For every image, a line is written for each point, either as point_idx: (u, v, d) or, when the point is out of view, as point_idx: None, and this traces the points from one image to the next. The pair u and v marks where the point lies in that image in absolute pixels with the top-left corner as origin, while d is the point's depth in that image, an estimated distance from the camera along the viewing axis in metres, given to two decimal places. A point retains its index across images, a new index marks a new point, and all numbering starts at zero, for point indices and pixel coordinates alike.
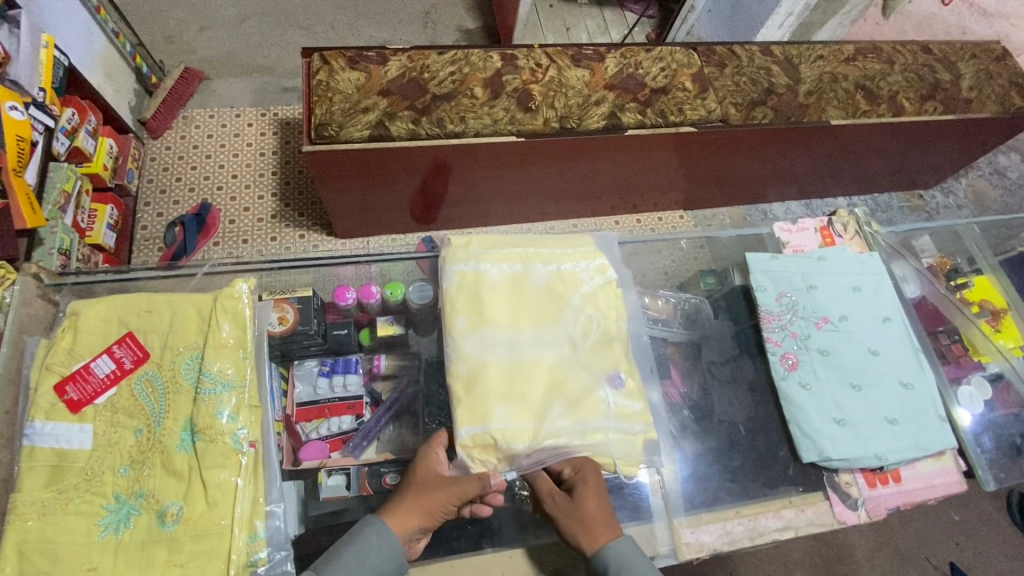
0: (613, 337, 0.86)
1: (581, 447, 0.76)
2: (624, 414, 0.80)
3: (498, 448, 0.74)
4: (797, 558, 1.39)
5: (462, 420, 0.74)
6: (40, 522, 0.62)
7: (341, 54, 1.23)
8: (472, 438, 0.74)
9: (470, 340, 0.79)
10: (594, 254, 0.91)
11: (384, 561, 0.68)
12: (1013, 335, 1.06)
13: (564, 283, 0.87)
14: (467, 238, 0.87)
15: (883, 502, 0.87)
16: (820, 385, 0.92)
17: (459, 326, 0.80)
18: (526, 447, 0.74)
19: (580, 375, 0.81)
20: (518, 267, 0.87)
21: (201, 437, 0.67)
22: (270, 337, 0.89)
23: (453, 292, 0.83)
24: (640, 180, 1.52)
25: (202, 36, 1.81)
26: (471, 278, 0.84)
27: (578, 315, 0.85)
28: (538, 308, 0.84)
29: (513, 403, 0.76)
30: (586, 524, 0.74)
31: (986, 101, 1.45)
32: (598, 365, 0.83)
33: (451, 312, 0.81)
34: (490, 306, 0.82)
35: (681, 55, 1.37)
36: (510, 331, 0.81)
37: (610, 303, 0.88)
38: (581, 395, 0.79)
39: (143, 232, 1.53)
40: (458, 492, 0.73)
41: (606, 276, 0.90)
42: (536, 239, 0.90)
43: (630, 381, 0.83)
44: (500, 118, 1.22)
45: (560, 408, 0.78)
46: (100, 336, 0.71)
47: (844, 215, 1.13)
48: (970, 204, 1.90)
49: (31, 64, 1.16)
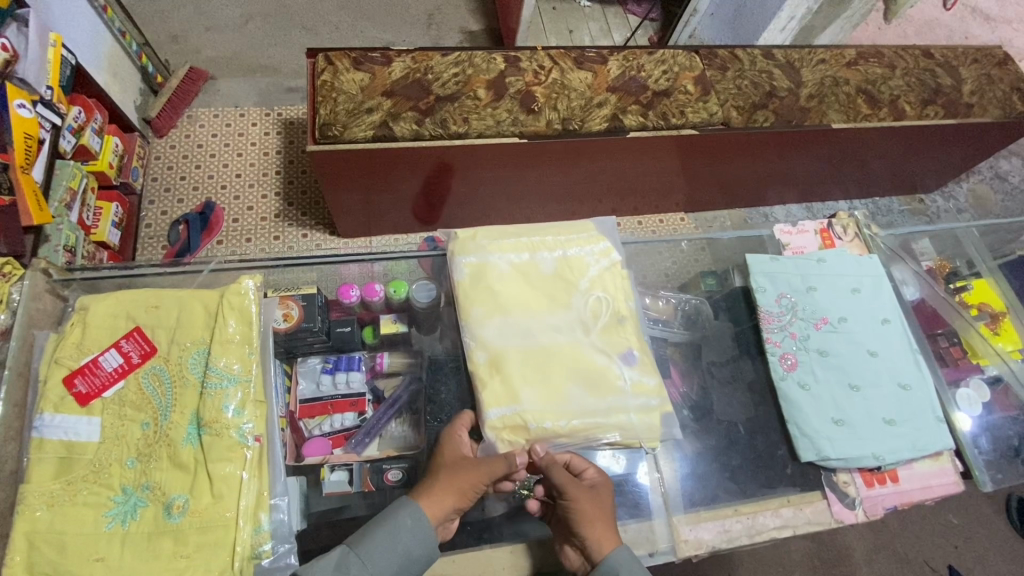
0: (623, 317, 0.87)
1: (608, 422, 0.78)
2: (641, 389, 0.81)
3: (528, 429, 0.76)
4: (797, 559, 1.39)
5: (489, 405, 0.77)
6: (49, 513, 0.62)
7: (346, 55, 1.24)
8: (502, 419, 0.76)
9: (489, 329, 0.81)
10: (597, 238, 0.92)
11: (417, 545, 0.68)
12: (1010, 338, 1.07)
13: (570, 268, 0.89)
14: (472, 231, 0.89)
15: (880, 501, 0.88)
16: (820, 385, 0.93)
17: (476, 316, 0.82)
18: (555, 425, 0.76)
19: (595, 355, 0.82)
20: (525, 255, 0.88)
21: (208, 431, 0.68)
22: (275, 334, 0.91)
23: (464, 284, 0.84)
24: (643, 182, 1.53)
25: (207, 36, 1.83)
26: (481, 269, 0.85)
27: (587, 298, 0.86)
28: (549, 294, 0.85)
29: (536, 385, 0.78)
30: (603, 516, 0.73)
31: (987, 106, 1.45)
32: (611, 344, 0.84)
33: (466, 302, 0.83)
34: (504, 295, 0.84)
35: (683, 58, 1.38)
36: (525, 318, 0.83)
37: (616, 285, 0.89)
38: (599, 373, 0.81)
39: (149, 229, 1.54)
40: (486, 471, 0.72)
41: (610, 259, 0.90)
42: (539, 227, 0.91)
43: (643, 357, 0.84)
44: (503, 119, 1.23)
45: (581, 388, 0.79)
46: (108, 331, 0.72)
47: (844, 218, 1.13)
48: (971, 209, 1.90)
49: (39, 63, 1.17)
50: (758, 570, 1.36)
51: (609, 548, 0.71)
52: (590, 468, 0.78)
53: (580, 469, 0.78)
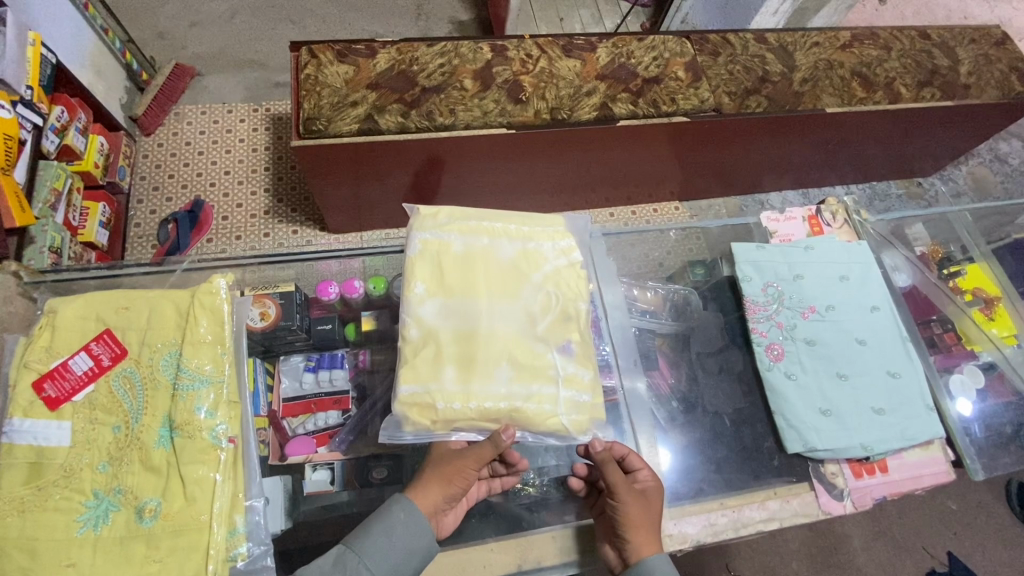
0: (571, 314, 0.83)
1: (528, 411, 0.74)
2: (572, 382, 0.78)
3: (436, 410, 0.72)
4: (794, 548, 1.38)
5: (404, 379, 0.74)
6: (19, 519, 0.62)
7: (329, 47, 1.22)
8: (412, 396, 0.73)
9: (428, 307, 0.78)
10: (561, 235, 0.88)
11: (411, 537, 0.68)
12: (1005, 323, 1.05)
13: (528, 260, 0.85)
14: (435, 209, 0.86)
15: (869, 491, 0.86)
16: (806, 375, 0.92)
17: (416, 293, 0.78)
18: (464, 408, 0.73)
19: (533, 344, 0.79)
20: (483, 241, 0.84)
21: (180, 433, 0.67)
22: (251, 332, 0.90)
23: (415, 259, 0.81)
24: (635, 171, 1.50)
25: (193, 32, 1.80)
26: (434, 248, 0.82)
27: (538, 291, 0.83)
28: (498, 280, 0.82)
29: (458, 365, 0.75)
30: (647, 524, 0.73)
31: (985, 86, 1.42)
32: (552, 336, 0.80)
33: (410, 277, 0.80)
34: (450, 276, 0.80)
35: (674, 44, 1.35)
36: (465, 301, 0.79)
37: (571, 283, 0.85)
38: (529, 360, 0.77)
39: (138, 228, 1.52)
40: (474, 457, 0.72)
41: (571, 257, 0.87)
42: (507, 215, 0.88)
43: (581, 349, 0.81)
44: (490, 110, 1.21)
45: (507, 371, 0.76)
46: (78, 333, 0.71)
47: (833, 204, 1.12)
48: (970, 192, 1.88)
49: (18, 62, 1.15)
50: (754, 559, 1.36)
51: (647, 554, 0.71)
52: (644, 470, 0.78)
53: (634, 467, 0.78)
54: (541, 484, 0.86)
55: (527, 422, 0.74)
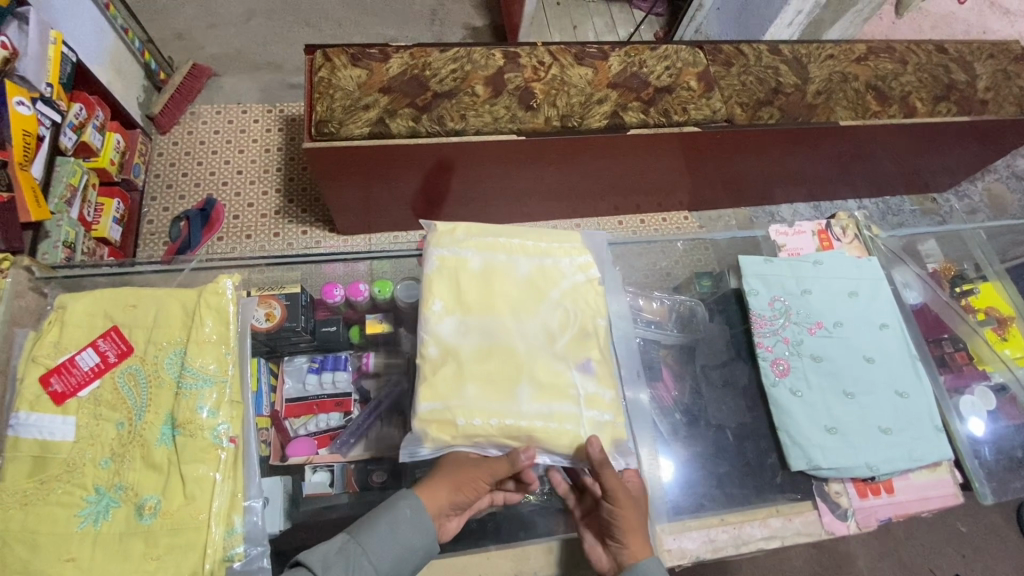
0: (590, 330, 0.82)
1: (550, 430, 0.74)
2: (594, 402, 0.77)
3: (456, 428, 0.72)
4: (796, 565, 1.36)
5: (425, 396, 0.74)
6: (22, 511, 0.62)
7: (344, 51, 1.23)
8: (432, 414, 0.72)
9: (446, 324, 0.78)
10: (579, 251, 0.88)
11: (407, 543, 0.68)
12: (1018, 344, 1.04)
13: (545, 277, 0.85)
14: (452, 226, 0.86)
15: (874, 512, 0.85)
16: (811, 392, 0.91)
17: (434, 310, 0.79)
18: (486, 426, 0.72)
19: (553, 362, 0.78)
20: (500, 257, 0.84)
21: (181, 431, 0.67)
22: (256, 333, 0.90)
23: (433, 276, 0.81)
24: (645, 180, 1.50)
25: (210, 33, 1.83)
26: (451, 265, 0.82)
27: (556, 308, 0.82)
28: (517, 297, 0.82)
29: (479, 383, 0.75)
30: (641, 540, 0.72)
31: (1003, 103, 1.40)
32: (571, 354, 0.80)
33: (429, 294, 0.80)
34: (468, 293, 0.80)
35: (687, 54, 1.35)
36: (483, 319, 0.79)
37: (589, 300, 0.85)
38: (550, 378, 0.77)
39: (150, 225, 1.54)
40: (469, 463, 0.72)
41: (588, 273, 0.87)
42: (523, 231, 0.88)
43: (601, 367, 0.80)
44: (501, 116, 1.22)
45: (529, 389, 0.75)
46: (86, 329, 0.72)
47: (844, 218, 1.11)
48: (985, 208, 1.85)
49: (38, 59, 1.16)
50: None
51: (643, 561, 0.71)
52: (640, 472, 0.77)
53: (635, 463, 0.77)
54: (541, 493, 0.84)
55: (551, 442, 0.74)
